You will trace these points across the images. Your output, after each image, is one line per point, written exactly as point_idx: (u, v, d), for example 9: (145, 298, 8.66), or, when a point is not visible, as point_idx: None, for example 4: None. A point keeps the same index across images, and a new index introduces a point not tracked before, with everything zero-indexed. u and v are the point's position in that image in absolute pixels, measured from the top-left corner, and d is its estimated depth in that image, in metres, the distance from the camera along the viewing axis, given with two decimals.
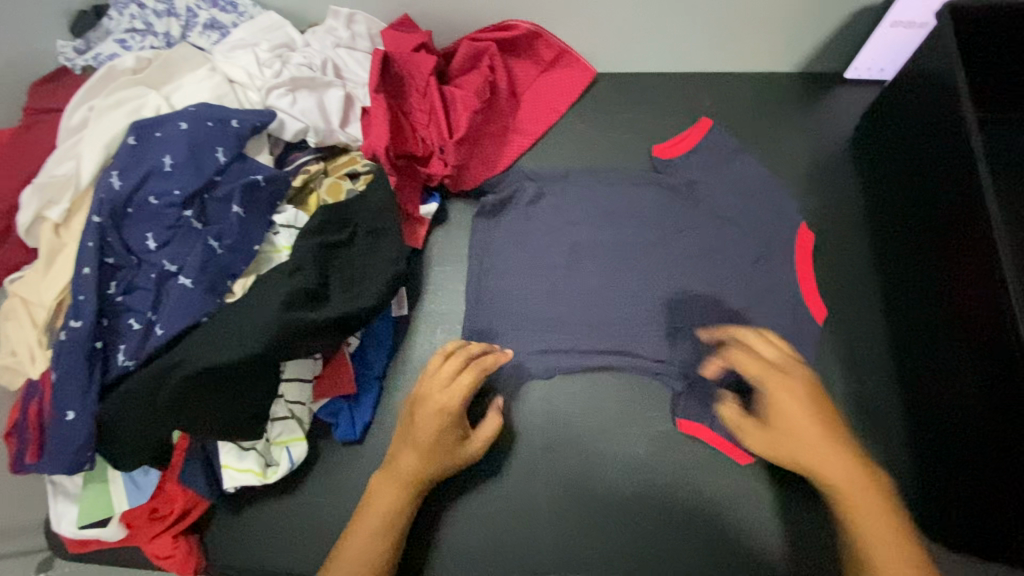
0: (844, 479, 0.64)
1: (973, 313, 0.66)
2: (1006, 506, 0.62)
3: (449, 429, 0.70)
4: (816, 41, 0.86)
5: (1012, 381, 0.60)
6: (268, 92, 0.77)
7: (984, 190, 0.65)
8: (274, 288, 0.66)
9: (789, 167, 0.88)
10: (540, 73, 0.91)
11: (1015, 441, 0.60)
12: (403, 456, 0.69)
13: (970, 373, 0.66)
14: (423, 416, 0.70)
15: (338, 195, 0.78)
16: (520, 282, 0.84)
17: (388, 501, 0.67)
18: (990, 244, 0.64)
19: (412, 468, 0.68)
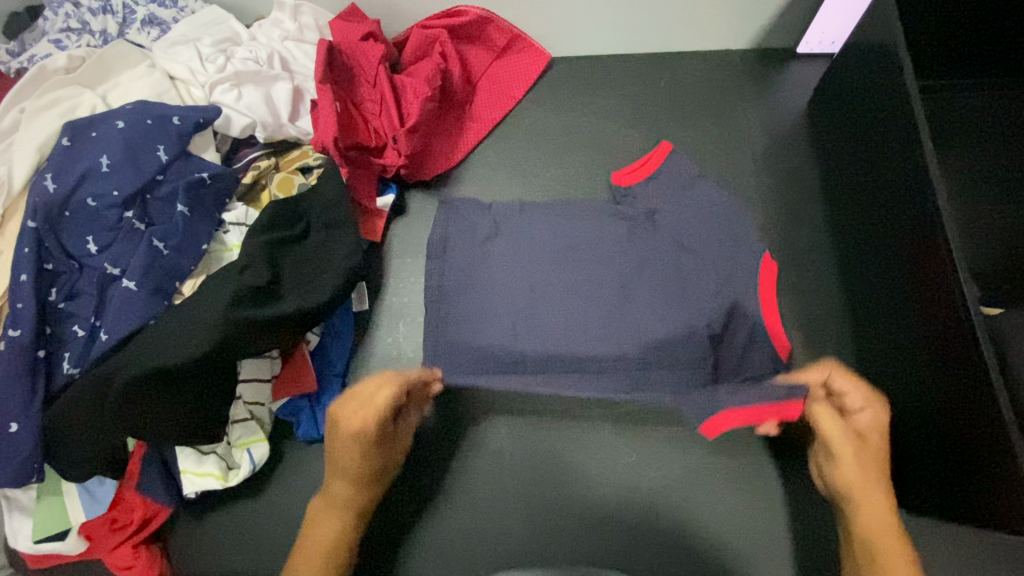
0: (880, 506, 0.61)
1: (918, 276, 0.66)
2: (958, 457, 0.61)
3: (371, 452, 0.65)
4: (766, 17, 0.86)
5: (956, 327, 0.61)
6: (212, 88, 0.76)
7: (925, 153, 0.65)
8: (220, 286, 0.64)
9: (746, 143, 0.88)
10: (494, 58, 0.90)
11: (964, 386, 0.60)
12: (334, 483, 0.65)
13: (919, 328, 0.66)
14: (340, 444, 0.64)
15: (290, 190, 0.77)
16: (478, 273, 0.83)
17: (327, 530, 0.65)
18: (930, 194, 0.65)
19: (343, 493, 0.66)
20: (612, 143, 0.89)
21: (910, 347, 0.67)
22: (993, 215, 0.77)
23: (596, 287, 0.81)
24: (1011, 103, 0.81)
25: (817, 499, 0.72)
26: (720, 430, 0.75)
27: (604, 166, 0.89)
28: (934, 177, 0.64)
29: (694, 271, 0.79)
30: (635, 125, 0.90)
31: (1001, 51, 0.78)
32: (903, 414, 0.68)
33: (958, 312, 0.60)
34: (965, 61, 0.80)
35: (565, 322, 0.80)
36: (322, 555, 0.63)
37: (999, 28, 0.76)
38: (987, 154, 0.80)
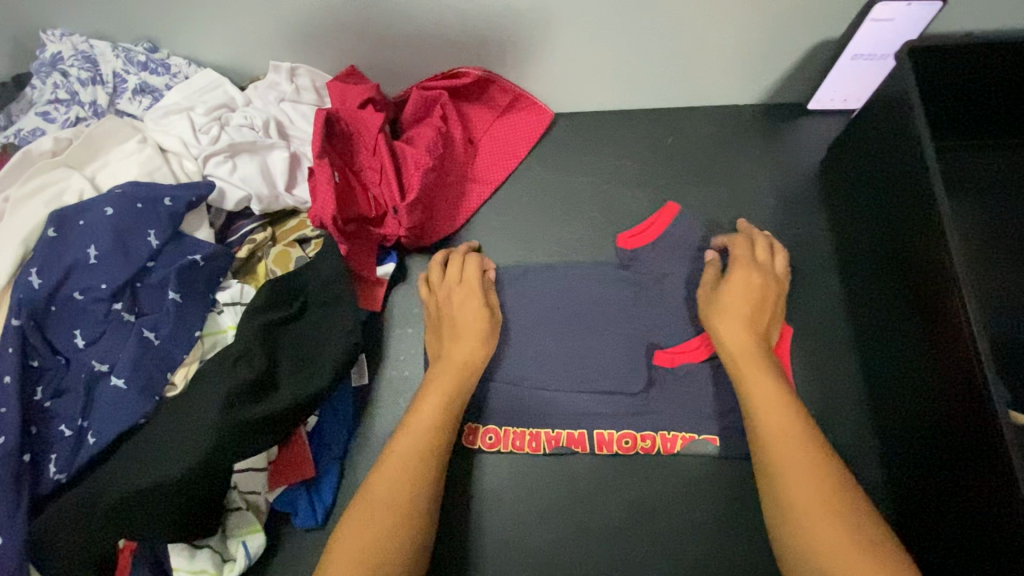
0: (768, 393, 0.64)
1: (940, 348, 0.63)
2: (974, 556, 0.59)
3: (480, 310, 0.75)
4: (776, 75, 0.84)
5: (975, 420, 0.58)
6: (205, 160, 0.73)
7: (944, 225, 0.62)
8: (214, 383, 0.62)
9: (758, 204, 0.85)
10: (496, 117, 0.87)
11: (984, 483, 0.57)
12: (451, 347, 0.72)
13: (938, 412, 0.63)
14: (459, 306, 0.75)
15: (287, 264, 0.75)
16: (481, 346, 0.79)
17: (448, 383, 0.69)
18: (948, 275, 0.62)
19: (462, 354, 0.71)
20: (618, 204, 0.86)
21: (931, 424, 0.65)
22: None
23: (602, 361, 0.78)
24: None
25: None
26: (737, 515, 0.72)
27: (610, 228, 0.86)
28: (953, 253, 0.61)
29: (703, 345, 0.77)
30: (641, 185, 0.87)
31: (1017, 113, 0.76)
32: (933, 507, 0.65)
33: (977, 394, 0.58)
34: (979, 122, 0.77)
35: (571, 396, 0.77)
36: (429, 426, 0.66)
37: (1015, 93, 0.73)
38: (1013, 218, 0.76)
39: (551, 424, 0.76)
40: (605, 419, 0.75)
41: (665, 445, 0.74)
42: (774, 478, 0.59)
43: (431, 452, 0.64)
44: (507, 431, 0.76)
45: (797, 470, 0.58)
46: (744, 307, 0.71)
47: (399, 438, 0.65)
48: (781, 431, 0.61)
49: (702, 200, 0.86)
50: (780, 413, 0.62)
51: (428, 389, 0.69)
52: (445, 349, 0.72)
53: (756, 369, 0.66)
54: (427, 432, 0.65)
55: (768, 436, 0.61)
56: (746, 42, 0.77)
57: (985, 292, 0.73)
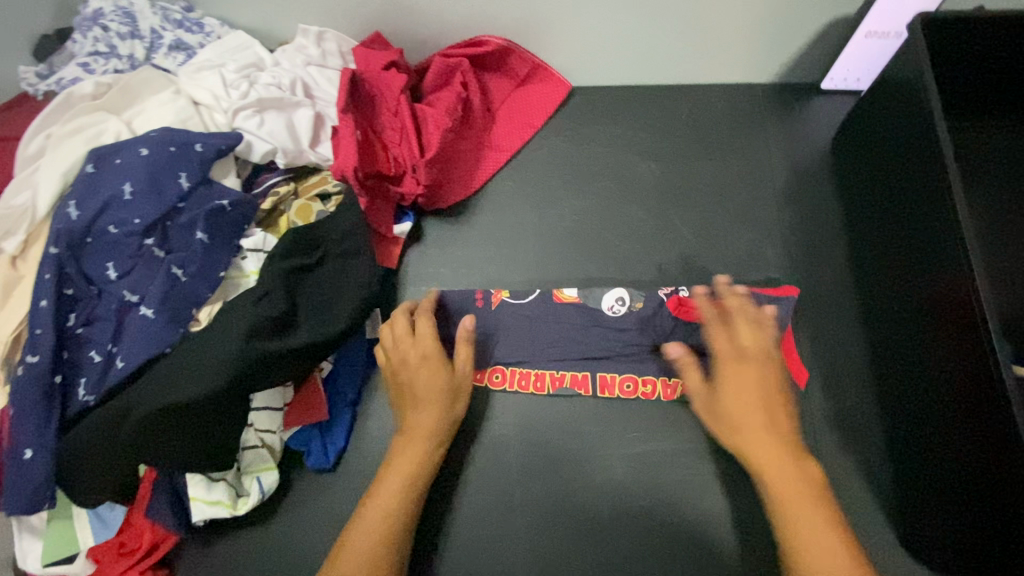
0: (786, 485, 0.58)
1: (942, 309, 0.65)
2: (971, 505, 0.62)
3: (440, 373, 0.70)
4: (790, 53, 0.85)
5: (977, 376, 0.60)
6: (235, 114, 0.76)
7: (953, 191, 0.64)
8: (238, 318, 0.65)
9: (768, 179, 0.87)
10: (514, 88, 0.90)
11: (985, 436, 0.60)
12: (417, 413, 0.69)
13: (938, 371, 0.65)
14: (418, 371, 0.70)
15: (308, 216, 0.77)
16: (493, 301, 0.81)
17: (412, 457, 0.67)
18: (956, 239, 0.64)
19: (427, 422, 0.69)
20: (631, 175, 0.89)
21: (931, 382, 0.67)
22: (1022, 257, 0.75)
23: (611, 320, 0.79)
24: None
25: None
26: (738, 473, 0.73)
27: (623, 197, 0.87)
28: (961, 217, 0.63)
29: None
30: (655, 157, 0.89)
31: None
32: (932, 468, 0.67)
33: (980, 352, 0.60)
34: (988, 103, 0.79)
35: (578, 345, 0.78)
36: (392, 507, 0.63)
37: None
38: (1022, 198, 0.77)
39: (556, 366, 0.78)
40: (609, 365, 0.78)
41: (665, 391, 0.76)
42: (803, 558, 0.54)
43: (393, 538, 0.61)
44: (514, 372, 0.78)
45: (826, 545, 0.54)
46: (756, 389, 0.61)
47: (359, 515, 0.62)
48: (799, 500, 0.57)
49: (713, 174, 0.88)
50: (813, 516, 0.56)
51: (399, 458, 0.67)
52: (414, 412, 0.69)
53: (767, 432, 0.60)
54: (384, 515, 0.62)
55: (785, 502, 0.57)
56: (762, 18, 0.79)
57: (991, 265, 0.75)
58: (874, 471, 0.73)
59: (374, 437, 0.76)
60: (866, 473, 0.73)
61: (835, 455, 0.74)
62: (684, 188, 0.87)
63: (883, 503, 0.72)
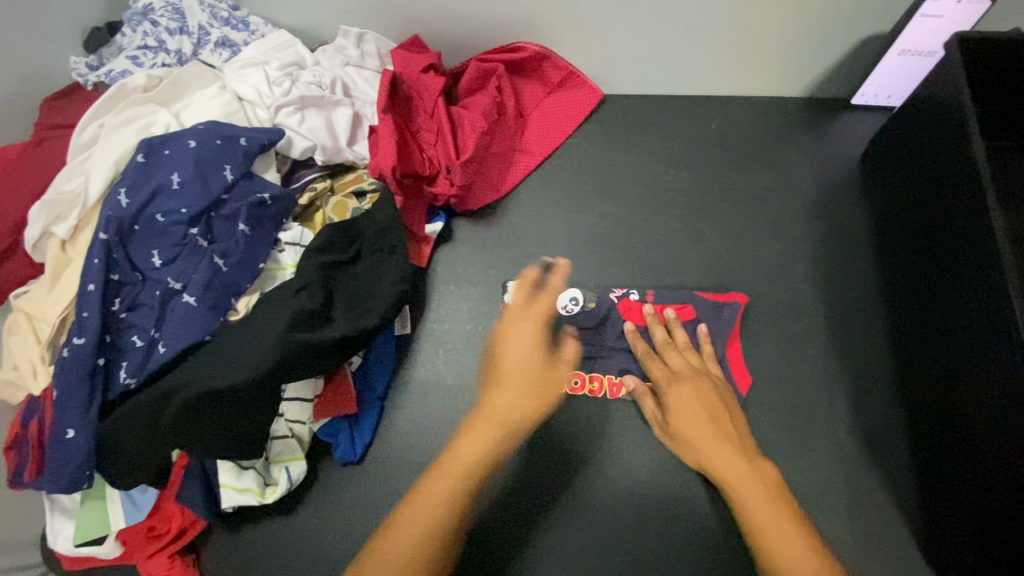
0: (756, 494, 0.62)
1: (976, 318, 0.65)
2: (994, 514, 0.62)
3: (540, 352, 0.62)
4: (822, 68, 0.86)
5: (1009, 386, 0.60)
6: (277, 110, 0.78)
7: (989, 202, 0.63)
8: (278, 309, 0.66)
9: (796, 191, 0.88)
10: (547, 94, 0.91)
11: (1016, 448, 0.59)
12: (500, 396, 0.61)
13: (972, 382, 0.65)
14: (512, 351, 0.63)
15: (344, 213, 0.78)
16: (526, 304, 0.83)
17: (480, 444, 0.60)
18: (990, 249, 0.63)
19: (501, 406, 0.60)
20: (660, 183, 0.90)
21: (961, 394, 0.66)
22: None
23: (612, 325, 0.81)
24: None
25: (859, 556, 0.71)
26: None
27: (652, 205, 0.88)
28: (997, 227, 0.63)
29: (678, 311, 0.81)
30: (684, 167, 0.90)
31: None
32: (958, 479, 0.67)
33: (1015, 363, 0.59)
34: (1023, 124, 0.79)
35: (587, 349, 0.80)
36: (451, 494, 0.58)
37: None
38: None
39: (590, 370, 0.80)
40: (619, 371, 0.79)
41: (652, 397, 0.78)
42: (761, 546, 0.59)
43: (435, 529, 0.58)
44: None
45: (786, 535, 0.59)
46: (696, 399, 0.69)
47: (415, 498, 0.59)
48: (759, 504, 0.62)
49: (741, 186, 0.89)
50: (779, 519, 0.60)
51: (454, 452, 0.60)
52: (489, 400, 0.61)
53: (719, 438, 0.66)
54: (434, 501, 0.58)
55: (749, 511, 0.62)
56: (796, 32, 0.80)
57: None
58: (897, 483, 0.73)
59: (401, 431, 0.78)
60: (889, 483, 0.73)
61: (857, 468, 0.74)
62: (714, 197, 0.88)
63: (906, 513, 0.72)
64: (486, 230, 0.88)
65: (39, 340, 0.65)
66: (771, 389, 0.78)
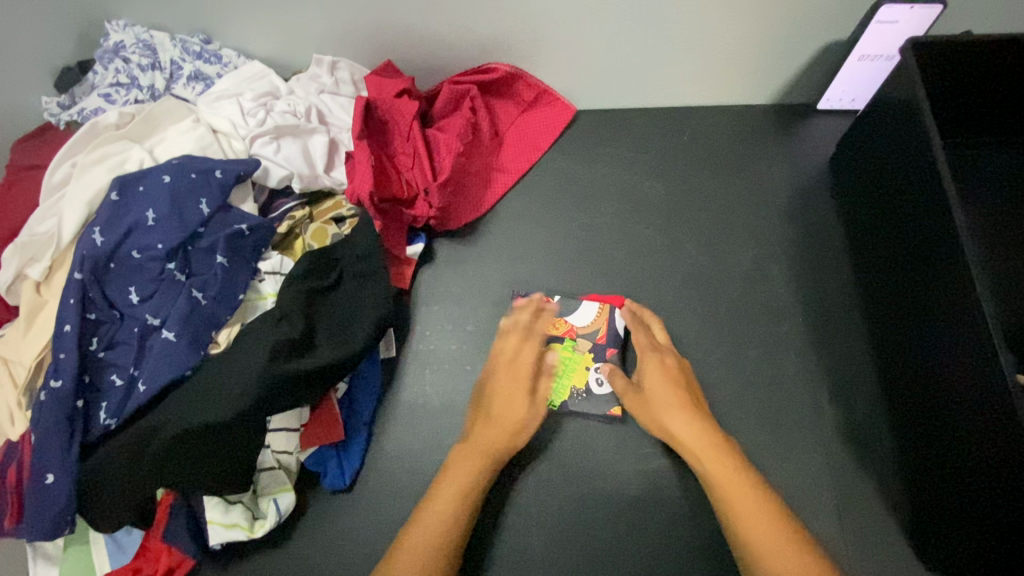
0: (729, 475, 0.64)
1: (946, 312, 0.66)
2: (976, 506, 0.62)
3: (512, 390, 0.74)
4: (786, 76, 0.88)
5: (982, 380, 0.61)
6: (252, 141, 0.79)
7: (950, 200, 0.65)
8: (259, 340, 0.66)
9: (768, 196, 0.89)
10: (521, 112, 0.93)
11: (997, 440, 0.59)
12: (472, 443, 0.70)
13: (948, 378, 0.66)
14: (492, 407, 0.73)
15: (323, 239, 0.78)
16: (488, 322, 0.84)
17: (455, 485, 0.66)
18: (955, 247, 0.65)
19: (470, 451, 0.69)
20: (636, 194, 0.91)
21: (942, 391, 0.66)
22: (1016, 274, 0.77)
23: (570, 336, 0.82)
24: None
25: (849, 555, 0.71)
26: None
27: (629, 216, 0.89)
28: (959, 225, 0.64)
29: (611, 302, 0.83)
30: (659, 178, 0.92)
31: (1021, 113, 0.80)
32: (942, 473, 0.67)
33: (985, 356, 0.61)
34: (978, 121, 0.82)
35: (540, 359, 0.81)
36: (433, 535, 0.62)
37: (1014, 93, 0.77)
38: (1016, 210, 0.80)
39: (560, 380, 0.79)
40: (602, 388, 0.78)
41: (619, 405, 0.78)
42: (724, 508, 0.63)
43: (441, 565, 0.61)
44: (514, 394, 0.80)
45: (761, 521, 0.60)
46: (662, 375, 0.73)
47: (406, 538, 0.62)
48: (732, 486, 0.63)
49: (714, 194, 0.90)
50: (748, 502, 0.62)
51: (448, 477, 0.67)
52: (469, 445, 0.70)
53: (691, 415, 0.69)
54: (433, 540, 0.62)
55: (721, 489, 0.63)
56: (757, 43, 0.82)
57: (989, 276, 0.77)
58: (882, 480, 0.74)
59: (390, 455, 0.78)
60: (875, 481, 0.74)
61: (843, 466, 0.75)
62: (688, 206, 0.89)
63: (893, 509, 0.73)
64: (466, 249, 0.89)
65: (15, 384, 0.64)
66: (755, 392, 0.79)
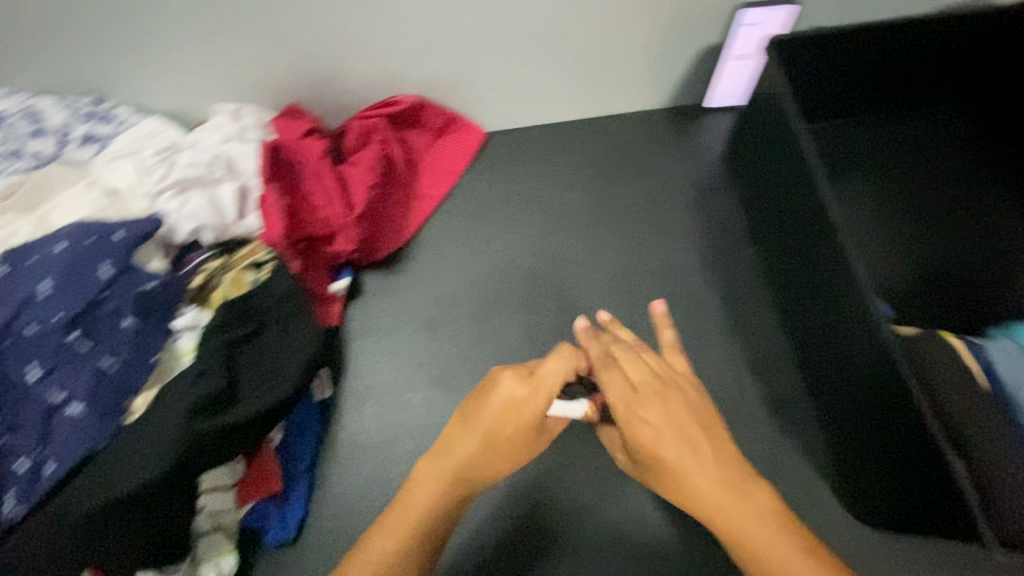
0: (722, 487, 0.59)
1: (832, 284, 0.71)
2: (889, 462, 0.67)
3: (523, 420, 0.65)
4: (674, 79, 0.94)
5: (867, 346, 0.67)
6: (155, 196, 0.77)
7: (818, 185, 0.71)
8: (175, 401, 0.63)
9: (673, 192, 0.95)
10: (433, 139, 0.94)
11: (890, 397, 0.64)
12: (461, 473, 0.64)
13: (846, 343, 0.71)
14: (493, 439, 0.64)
15: (242, 287, 0.76)
16: (422, 347, 0.85)
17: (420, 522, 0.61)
18: (826, 229, 0.71)
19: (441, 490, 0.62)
20: (552, 205, 0.94)
21: (843, 354, 0.72)
22: (885, 239, 0.85)
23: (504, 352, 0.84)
24: (891, 132, 0.91)
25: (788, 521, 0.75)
26: None
27: (548, 227, 0.92)
28: (830, 207, 0.70)
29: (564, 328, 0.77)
30: (571, 187, 0.95)
31: (873, 96, 0.89)
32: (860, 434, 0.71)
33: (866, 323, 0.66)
34: (842, 106, 0.90)
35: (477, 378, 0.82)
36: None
37: (863, 79, 0.86)
38: (876, 184, 0.89)
39: None
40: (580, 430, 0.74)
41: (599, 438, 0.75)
42: (716, 519, 0.59)
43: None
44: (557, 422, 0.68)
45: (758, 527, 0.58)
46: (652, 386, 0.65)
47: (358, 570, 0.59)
48: (725, 499, 0.59)
49: (623, 197, 0.94)
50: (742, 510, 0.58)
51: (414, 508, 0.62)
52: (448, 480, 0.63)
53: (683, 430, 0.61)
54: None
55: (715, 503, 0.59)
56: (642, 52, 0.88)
57: (861, 247, 0.85)
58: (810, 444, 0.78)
59: (336, 498, 0.76)
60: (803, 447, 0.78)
61: (773, 437, 0.79)
62: (602, 210, 0.93)
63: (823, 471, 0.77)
64: (393, 279, 0.89)
65: None
66: None
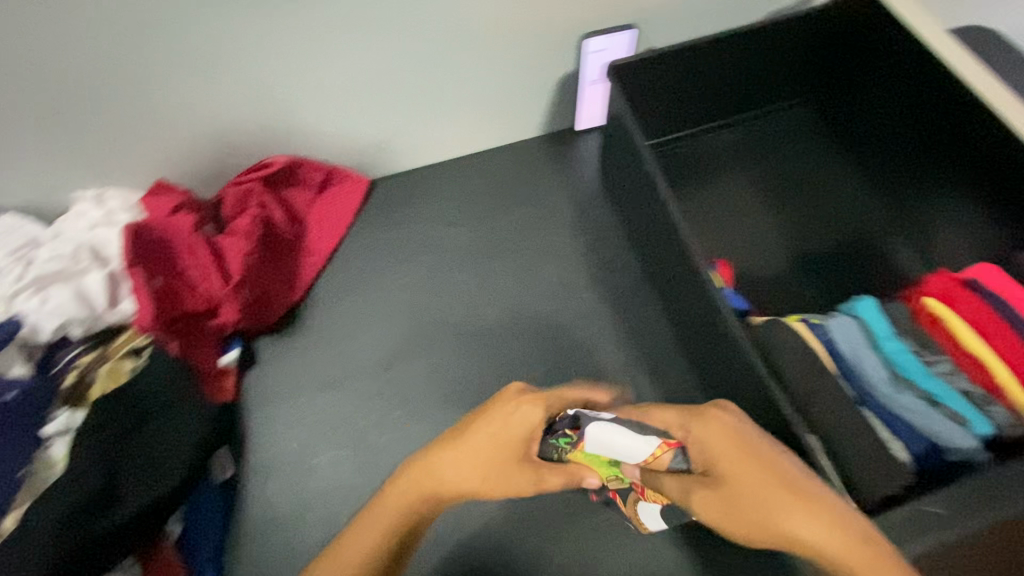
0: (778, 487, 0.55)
1: (691, 285, 0.77)
2: None
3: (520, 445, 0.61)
4: (542, 108, 0.99)
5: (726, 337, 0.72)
6: (12, 299, 0.74)
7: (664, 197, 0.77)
8: (48, 512, 0.62)
9: (557, 215, 0.98)
10: (316, 194, 0.93)
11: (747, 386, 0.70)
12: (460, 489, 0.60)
13: (714, 338, 0.75)
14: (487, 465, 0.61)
15: (119, 378, 0.72)
16: (327, 408, 0.83)
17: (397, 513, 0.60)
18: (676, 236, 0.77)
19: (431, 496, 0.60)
20: (443, 243, 0.96)
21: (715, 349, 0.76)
22: (732, 238, 0.92)
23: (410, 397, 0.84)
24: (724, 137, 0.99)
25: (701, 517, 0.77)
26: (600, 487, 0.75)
27: (441, 266, 0.94)
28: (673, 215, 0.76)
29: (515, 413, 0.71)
30: (460, 223, 0.97)
31: (703, 105, 0.96)
32: None
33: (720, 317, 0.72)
34: (686, 117, 0.98)
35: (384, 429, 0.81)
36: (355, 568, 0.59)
37: (687, 94, 0.93)
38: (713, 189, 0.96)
39: None
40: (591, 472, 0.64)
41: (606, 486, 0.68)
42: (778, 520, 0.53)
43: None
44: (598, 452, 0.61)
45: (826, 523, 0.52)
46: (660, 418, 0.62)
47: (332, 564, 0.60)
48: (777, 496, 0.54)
49: (510, 226, 0.97)
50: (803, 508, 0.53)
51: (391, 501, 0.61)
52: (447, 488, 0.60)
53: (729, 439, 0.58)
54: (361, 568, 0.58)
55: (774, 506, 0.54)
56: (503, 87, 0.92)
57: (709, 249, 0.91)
58: None
59: None
60: None
61: None
62: (491, 241, 0.96)
63: None
64: (290, 343, 0.87)
65: None
66: None
